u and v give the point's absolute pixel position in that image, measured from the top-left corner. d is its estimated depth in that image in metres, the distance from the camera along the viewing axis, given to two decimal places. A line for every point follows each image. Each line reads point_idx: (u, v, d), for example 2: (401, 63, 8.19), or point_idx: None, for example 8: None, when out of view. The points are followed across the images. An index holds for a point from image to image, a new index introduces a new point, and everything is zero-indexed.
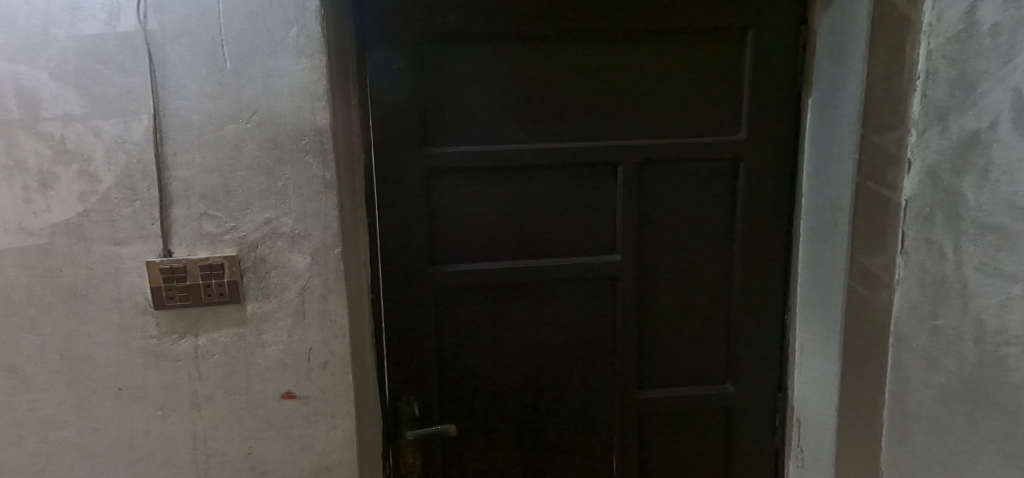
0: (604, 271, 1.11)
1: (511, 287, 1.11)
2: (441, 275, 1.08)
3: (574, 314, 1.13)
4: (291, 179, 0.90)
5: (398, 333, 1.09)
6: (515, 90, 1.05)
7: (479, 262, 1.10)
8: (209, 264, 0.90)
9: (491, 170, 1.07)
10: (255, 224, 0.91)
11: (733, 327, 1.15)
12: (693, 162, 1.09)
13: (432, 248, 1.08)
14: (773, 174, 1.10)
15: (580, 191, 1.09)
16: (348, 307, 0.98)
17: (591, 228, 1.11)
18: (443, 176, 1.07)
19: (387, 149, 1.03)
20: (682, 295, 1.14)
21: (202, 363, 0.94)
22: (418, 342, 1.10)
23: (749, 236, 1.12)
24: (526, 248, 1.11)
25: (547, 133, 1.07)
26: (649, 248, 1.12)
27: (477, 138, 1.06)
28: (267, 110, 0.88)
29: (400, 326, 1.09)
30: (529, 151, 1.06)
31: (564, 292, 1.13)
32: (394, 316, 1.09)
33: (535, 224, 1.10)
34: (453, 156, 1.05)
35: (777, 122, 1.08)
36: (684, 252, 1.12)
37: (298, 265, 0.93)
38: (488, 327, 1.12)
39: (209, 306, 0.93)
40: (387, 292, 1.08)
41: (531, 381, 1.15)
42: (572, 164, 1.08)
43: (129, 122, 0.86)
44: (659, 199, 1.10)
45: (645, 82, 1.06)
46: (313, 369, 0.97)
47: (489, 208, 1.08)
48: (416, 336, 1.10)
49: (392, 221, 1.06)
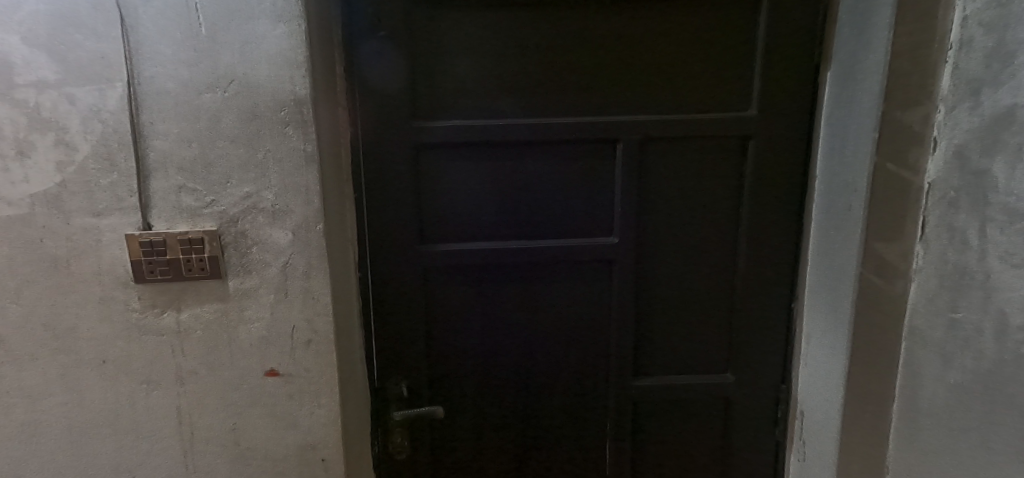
0: (600, 254, 1.06)
1: (502, 269, 1.08)
2: (431, 254, 1.05)
3: (569, 298, 1.09)
4: (271, 151, 0.87)
5: (387, 313, 1.07)
6: (509, 61, 1.00)
7: (470, 242, 1.06)
8: (188, 238, 0.88)
9: (483, 146, 1.02)
10: (235, 198, 0.88)
11: (736, 315, 1.09)
12: (698, 140, 1.02)
13: (420, 226, 1.05)
14: (786, 153, 1.02)
15: (577, 170, 1.04)
16: (333, 286, 0.95)
17: (587, 209, 1.05)
18: (433, 151, 1.02)
19: (374, 123, 0.99)
20: (683, 282, 1.08)
21: (185, 338, 0.93)
22: (406, 322, 1.07)
23: (756, 220, 1.05)
24: (518, 229, 1.06)
25: (543, 107, 1.01)
26: (649, 231, 1.06)
27: (469, 113, 1.01)
28: (245, 79, 0.84)
29: (388, 306, 1.07)
30: (524, 126, 1.01)
31: (557, 275, 1.08)
32: (383, 296, 1.06)
33: (529, 204, 1.05)
34: (443, 131, 1.00)
35: (792, 97, 1.00)
36: (687, 236, 1.06)
37: (279, 241, 0.91)
38: (478, 309, 1.09)
39: (190, 281, 0.91)
40: (375, 271, 1.05)
41: (523, 365, 1.12)
42: (569, 140, 1.02)
43: (103, 89, 0.83)
44: (661, 180, 1.04)
45: (648, 53, 0.99)
46: (297, 347, 0.95)
47: (481, 185, 1.04)
48: (404, 316, 1.07)
49: (380, 197, 1.02)
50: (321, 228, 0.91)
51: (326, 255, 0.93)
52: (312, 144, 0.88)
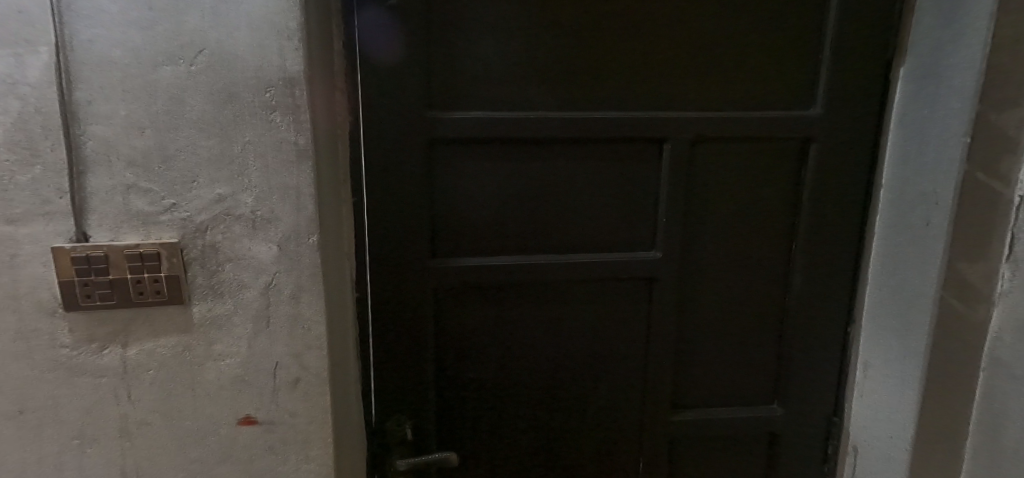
0: (639, 271, 0.93)
1: (525, 287, 0.92)
2: (442, 270, 0.89)
3: (599, 321, 0.95)
4: (252, 143, 0.69)
5: (390, 340, 0.90)
6: (541, 41, 0.84)
7: (488, 255, 0.90)
8: (139, 253, 0.68)
9: (507, 142, 0.87)
10: (204, 202, 0.69)
11: (786, 339, 0.98)
12: (752, 141, 0.90)
13: (432, 236, 0.88)
14: (850, 159, 0.90)
15: (616, 173, 0.90)
16: (327, 310, 0.77)
17: (626, 219, 0.92)
18: (448, 147, 0.86)
19: (380, 112, 0.82)
20: (728, 303, 0.96)
21: (133, 380, 0.73)
22: (413, 351, 0.91)
23: (813, 233, 0.93)
24: (545, 240, 0.91)
25: (579, 97, 0.86)
26: (694, 244, 0.93)
27: (493, 103, 0.85)
28: (220, 49, 0.66)
29: (391, 332, 0.90)
30: (557, 120, 0.85)
31: (587, 295, 0.94)
32: (386, 321, 0.89)
33: (559, 212, 0.90)
34: (461, 123, 0.84)
35: (860, 96, 0.88)
36: (733, 251, 0.94)
37: (262, 257, 0.72)
38: (497, 335, 0.94)
39: (141, 307, 0.71)
40: (376, 290, 0.88)
41: (546, 398, 0.97)
42: (607, 138, 0.87)
43: (22, 55, 0.62)
44: (710, 186, 0.91)
45: (701, 39, 0.86)
46: (280, 389, 0.76)
47: (505, 189, 0.88)
48: (409, 344, 0.90)
49: (386, 203, 0.85)
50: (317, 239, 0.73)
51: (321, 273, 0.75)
52: (309, 136, 0.70)
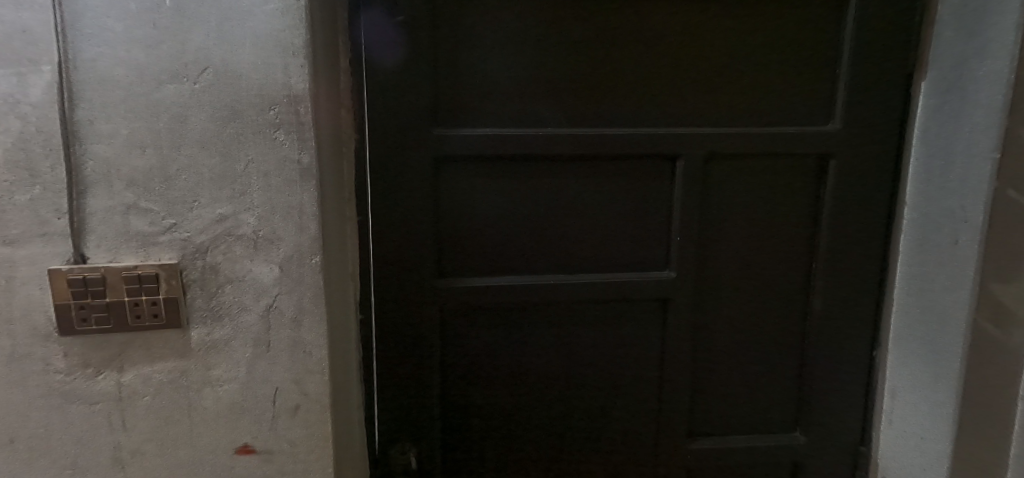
0: (653, 291, 0.89)
1: (534, 309, 0.89)
2: (449, 291, 0.86)
3: (610, 344, 0.92)
4: (254, 161, 0.67)
5: (395, 364, 0.87)
6: (550, 57, 0.82)
7: (496, 276, 0.88)
8: (137, 275, 0.66)
9: (515, 160, 0.85)
10: (204, 222, 0.68)
11: (807, 363, 0.94)
12: (767, 158, 0.87)
13: (438, 256, 0.86)
14: (871, 175, 0.87)
15: (628, 191, 0.87)
16: (329, 334, 0.75)
17: (639, 238, 0.89)
18: (456, 165, 0.84)
19: (386, 130, 0.80)
20: (746, 325, 0.92)
21: (128, 407, 0.70)
22: (418, 375, 0.88)
23: (835, 253, 0.89)
24: (555, 261, 0.88)
25: (589, 114, 0.84)
26: (710, 264, 0.90)
27: (501, 120, 0.83)
28: (223, 67, 0.65)
29: (396, 355, 0.87)
30: (566, 137, 0.83)
31: (599, 317, 0.91)
32: (390, 343, 0.86)
33: (569, 231, 0.88)
34: (469, 141, 0.82)
35: (880, 110, 0.86)
36: (750, 271, 0.91)
37: (262, 278, 0.70)
38: (505, 359, 0.90)
39: (138, 331, 0.68)
40: (381, 312, 0.85)
41: (557, 425, 0.94)
42: (618, 155, 0.85)
43: (24, 74, 0.61)
44: (725, 204, 0.88)
45: (714, 54, 0.84)
46: (280, 416, 0.73)
47: (513, 207, 0.86)
48: (414, 368, 0.87)
49: (391, 222, 0.83)
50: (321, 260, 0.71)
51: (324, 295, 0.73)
52: (314, 154, 0.68)
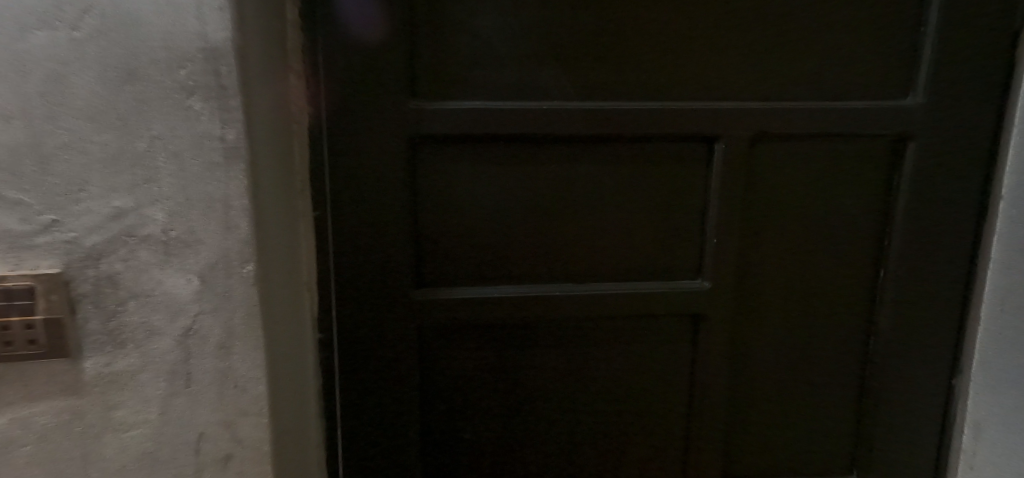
0: (681, 306, 0.73)
1: (535, 325, 0.73)
2: (430, 304, 0.70)
3: (628, 367, 0.76)
4: (162, 138, 0.50)
5: (366, 391, 0.72)
6: (559, 10, 0.65)
7: (489, 285, 0.72)
8: (5, 290, 0.49)
9: (512, 142, 0.68)
10: (96, 219, 0.51)
11: (867, 391, 0.78)
12: (826, 141, 0.70)
13: (417, 261, 0.70)
14: (959, 163, 0.70)
15: (652, 181, 0.71)
16: (271, 363, 0.58)
17: (664, 239, 0.73)
18: (439, 149, 0.68)
19: (350, 103, 0.63)
20: (795, 346, 0.76)
21: (5, 459, 0.54)
22: (394, 404, 0.73)
23: (908, 259, 0.72)
24: (560, 267, 0.72)
25: (607, 84, 0.67)
26: (753, 273, 0.73)
27: (495, 91, 0.66)
28: (114, 9, 0.47)
29: (366, 381, 0.71)
30: (577, 113, 0.66)
31: (614, 335, 0.75)
32: (358, 367, 0.71)
33: (579, 230, 0.71)
34: (454, 118, 0.65)
35: (975, 81, 0.68)
36: (802, 281, 0.74)
37: (178, 293, 0.53)
38: (499, 385, 0.75)
39: (12, 363, 0.52)
40: (347, 329, 0.70)
41: (563, 462, 0.78)
42: (642, 136, 0.68)
43: None
44: (774, 199, 0.71)
45: (766, 8, 0.66)
46: (206, 468, 0.57)
47: (511, 202, 0.70)
48: (387, 396, 0.72)
49: (358, 219, 0.67)
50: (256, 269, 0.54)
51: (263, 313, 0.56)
52: (241, 129, 0.51)
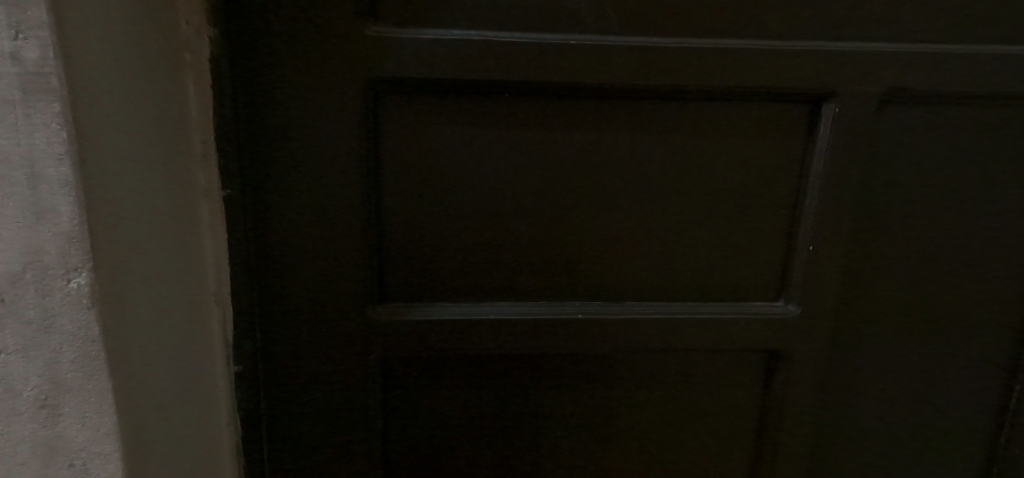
0: (753, 337, 0.52)
1: (546, 357, 0.53)
2: (398, 327, 0.50)
3: (671, 412, 0.56)
4: None
5: (310, 438, 0.53)
6: None
7: (485, 300, 0.51)
8: None
9: (524, 96, 0.46)
10: None
11: (988, 450, 0.58)
12: (978, 110, 0.48)
13: (383, 265, 0.49)
14: None
15: (726, 162, 0.49)
16: (134, 441, 0.36)
17: (734, 245, 0.51)
18: (413, 100, 0.46)
19: (281, 28, 0.42)
20: (901, 395, 0.56)
21: None
22: (354, 452, 0.54)
23: None
24: (584, 279, 0.51)
25: (671, 9, 0.44)
26: (855, 295, 0.52)
27: (502, 13, 0.43)
28: None
29: (309, 423, 0.52)
30: (626, 54, 0.44)
31: (656, 371, 0.54)
32: (304, 404, 0.52)
33: (617, 228, 0.50)
34: (439, 54, 0.43)
35: None
36: (919, 309, 0.53)
37: None
38: (492, 434, 0.55)
39: None
40: (287, 354, 0.50)
41: None
42: (717, 93, 0.46)
43: None
44: (892, 192, 0.50)
45: None
46: None
47: (520, 185, 0.48)
48: (346, 441, 0.53)
49: (298, 202, 0.46)
50: (94, 287, 0.31)
51: (116, 365, 0.33)
52: (49, 41, 0.27)
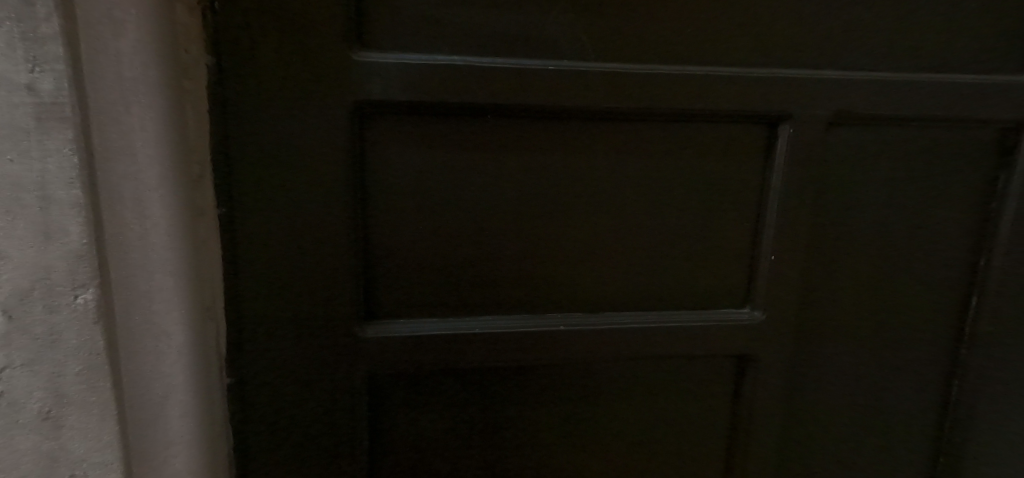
0: (721, 341, 0.56)
1: (528, 365, 0.56)
2: (386, 338, 0.52)
3: (647, 415, 0.59)
4: None
5: (301, 449, 0.54)
6: None
7: (469, 311, 0.53)
8: None
9: (504, 118, 0.49)
10: None
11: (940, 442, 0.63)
12: (915, 131, 0.53)
13: (370, 278, 0.51)
14: None
15: (692, 178, 0.52)
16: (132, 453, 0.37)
17: (701, 256, 0.55)
18: (399, 122, 0.48)
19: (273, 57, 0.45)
20: (860, 394, 0.60)
21: None
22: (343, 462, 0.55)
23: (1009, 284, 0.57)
24: (563, 289, 0.54)
25: (637, 40, 0.48)
26: (814, 300, 0.56)
27: (482, 43, 0.47)
28: None
29: (300, 434, 0.54)
30: (597, 79, 0.48)
31: (631, 376, 0.57)
32: (294, 415, 0.53)
33: (591, 241, 0.53)
34: (424, 80, 0.46)
35: None
36: (871, 312, 0.58)
37: None
38: (478, 440, 0.57)
39: None
40: (277, 367, 0.52)
41: None
42: (682, 114, 0.50)
43: None
44: (843, 205, 0.54)
45: None
46: None
47: (500, 201, 0.51)
48: (335, 451, 0.55)
49: (288, 220, 0.48)
50: (99, 301, 0.33)
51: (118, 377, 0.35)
52: (64, 73, 0.29)
